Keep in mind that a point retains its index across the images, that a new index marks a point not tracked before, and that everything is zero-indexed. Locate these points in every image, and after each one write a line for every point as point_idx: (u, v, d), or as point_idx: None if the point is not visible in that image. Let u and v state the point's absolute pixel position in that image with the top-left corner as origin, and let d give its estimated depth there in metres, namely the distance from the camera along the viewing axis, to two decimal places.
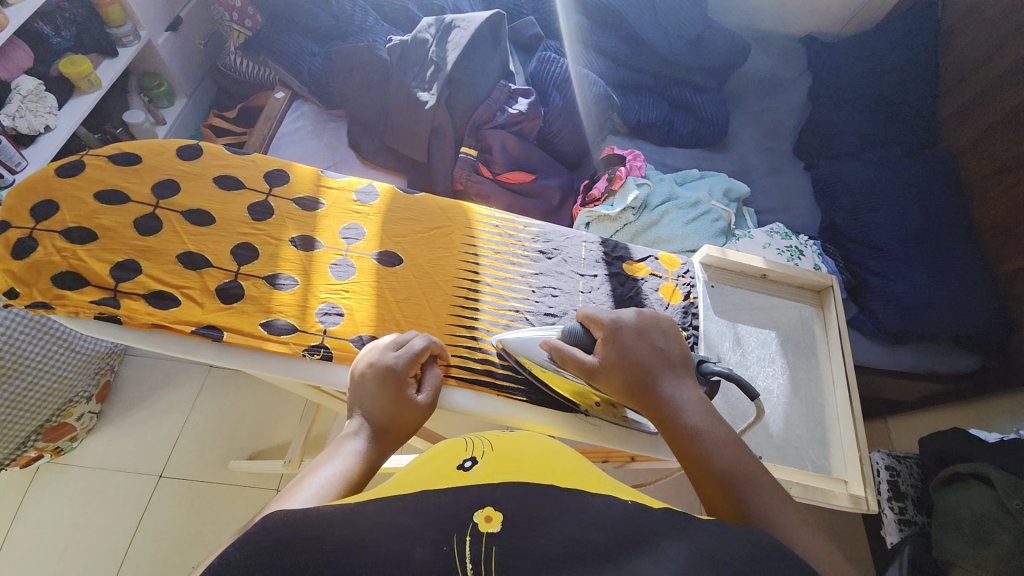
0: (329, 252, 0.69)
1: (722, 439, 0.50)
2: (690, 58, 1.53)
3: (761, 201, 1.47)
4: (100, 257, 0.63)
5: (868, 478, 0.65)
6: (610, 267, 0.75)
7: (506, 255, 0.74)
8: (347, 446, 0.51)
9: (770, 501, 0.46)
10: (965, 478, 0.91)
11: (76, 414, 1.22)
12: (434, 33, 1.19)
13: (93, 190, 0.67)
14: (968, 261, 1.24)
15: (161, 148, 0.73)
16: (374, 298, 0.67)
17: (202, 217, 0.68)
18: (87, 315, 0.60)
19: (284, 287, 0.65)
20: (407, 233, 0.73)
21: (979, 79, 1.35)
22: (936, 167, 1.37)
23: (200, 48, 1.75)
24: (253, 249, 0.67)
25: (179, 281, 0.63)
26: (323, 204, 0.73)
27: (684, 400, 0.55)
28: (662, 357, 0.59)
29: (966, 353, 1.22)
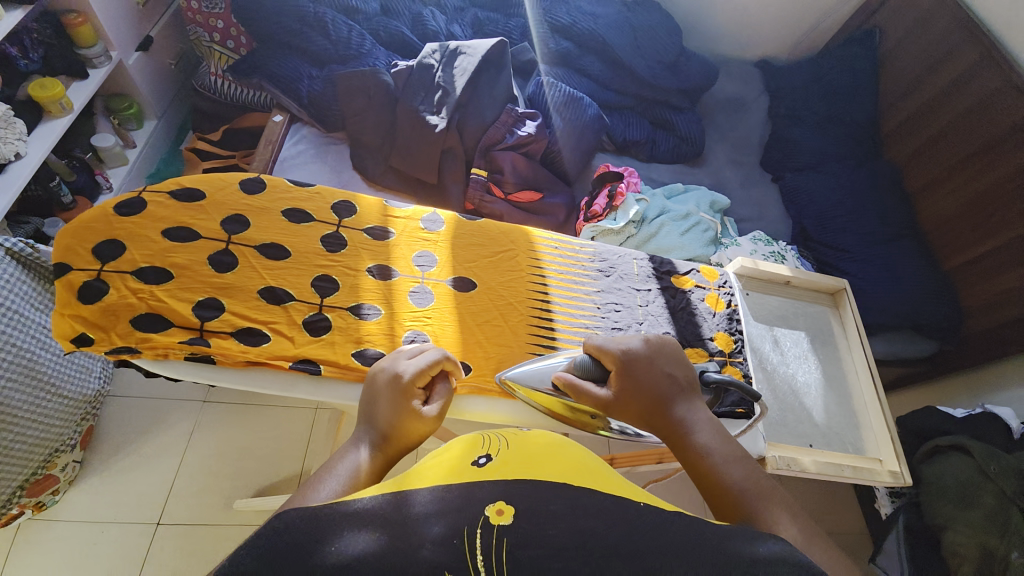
0: (407, 280, 0.73)
1: (731, 456, 0.53)
2: (668, 80, 1.65)
3: (740, 211, 1.60)
4: (181, 296, 0.67)
5: (900, 454, 0.74)
6: (662, 281, 0.81)
7: (569, 274, 0.79)
8: (351, 456, 0.52)
9: (779, 514, 0.48)
10: (945, 450, 1.05)
11: (60, 464, 1.12)
12: (439, 59, 1.23)
13: (161, 229, 0.71)
14: (919, 258, 1.41)
15: (222, 182, 0.76)
16: (455, 322, 0.72)
17: (278, 251, 0.72)
18: (178, 355, 0.64)
19: (370, 317, 0.69)
20: (477, 258, 0.78)
21: (914, 99, 1.55)
22: (885, 177, 1.56)
23: (171, 68, 1.65)
24: (333, 281, 0.71)
25: (265, 316, 0.67)
26: (393, 233, 0.77)
27: (696, 420, 0.58)
28: (674, 383, 0.61)
29: (926, 339, 1.38)
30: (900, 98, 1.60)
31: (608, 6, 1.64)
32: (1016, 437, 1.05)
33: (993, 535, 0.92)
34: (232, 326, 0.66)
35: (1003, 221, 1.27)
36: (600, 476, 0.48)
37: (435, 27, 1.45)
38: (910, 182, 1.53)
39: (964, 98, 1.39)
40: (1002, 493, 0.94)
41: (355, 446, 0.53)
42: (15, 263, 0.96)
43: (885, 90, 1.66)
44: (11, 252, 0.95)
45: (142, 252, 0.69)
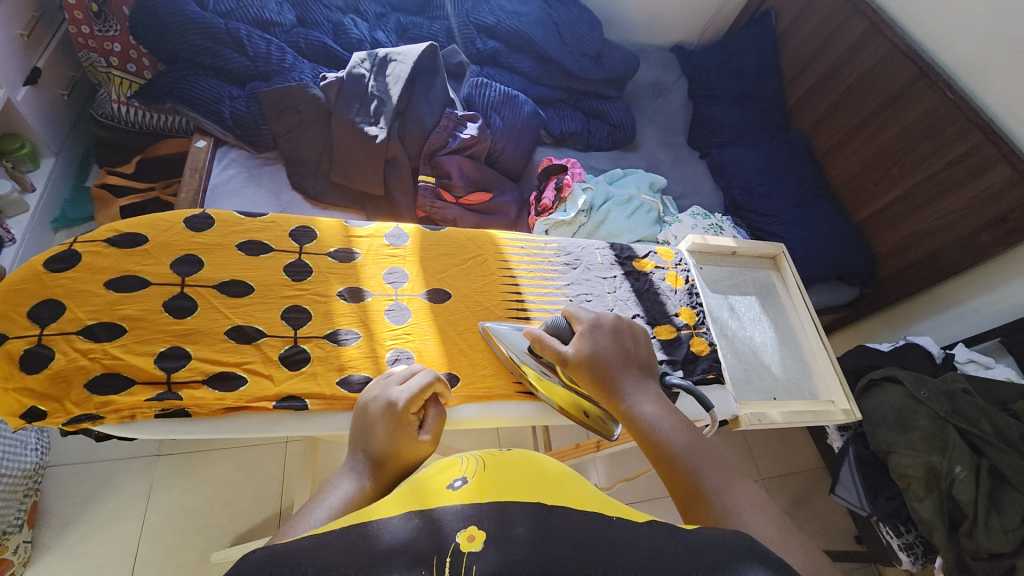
0: (381, 299, 0.72)
1: (676, 425, 0.54)
2: (595, 71, 1.71)
3: (675, 189, 1.70)
4: (141, 350, 0.62)
5: (849, 394, 0.82)
6: (625, 267, 0.85)
7: (538, 271, 0.81)
8: (342, 482, 0.51)
9: (721, 477, 0.49)
10: (879, 383, 1.18)
11: (13, 546, 1.00)
12: (369, 67, 1.20)
13: (104, 280, 0.65)
14: (835, 215, 1.57)
15: (165, 222, 0.71)
16: (436, 335, 0.72)
17: (239, 287, 0.69)
18: (147, 414, 0.60)
19: (349, 342, 0.68)
20: (448, 268, 0.78)
21: (812, 72, 1.71)
22: (796, 144, 1.71)
23: (61, 100, 1.48)
24: (304, 311, 0.69)
25: (238, 357, 0.64)
26: (359, 253, 0.75)
27: (644, 393, 0.59)
28: (627, 359, 0.63)
29: (848, 286, 1.54)
30: (800, 72, 1.77)
31: (530, 3, 1.67)
32: (938, 360, 1.21)
33: (935, 454, 1.04)
34: (203, 373, 0.62)
35: (899, 173, 1.44)
36: (568, 488, 0.50)
37: (358, 35, 1.41)
38: (818, 147, 1.70)
39: (854, 68, 1.56)
40: (936, 414, 1.07)
41: (346, 470, 0.53)
42: None
43: (787, 66, 1.82)
44: None
45: (87, 309, 0.63)
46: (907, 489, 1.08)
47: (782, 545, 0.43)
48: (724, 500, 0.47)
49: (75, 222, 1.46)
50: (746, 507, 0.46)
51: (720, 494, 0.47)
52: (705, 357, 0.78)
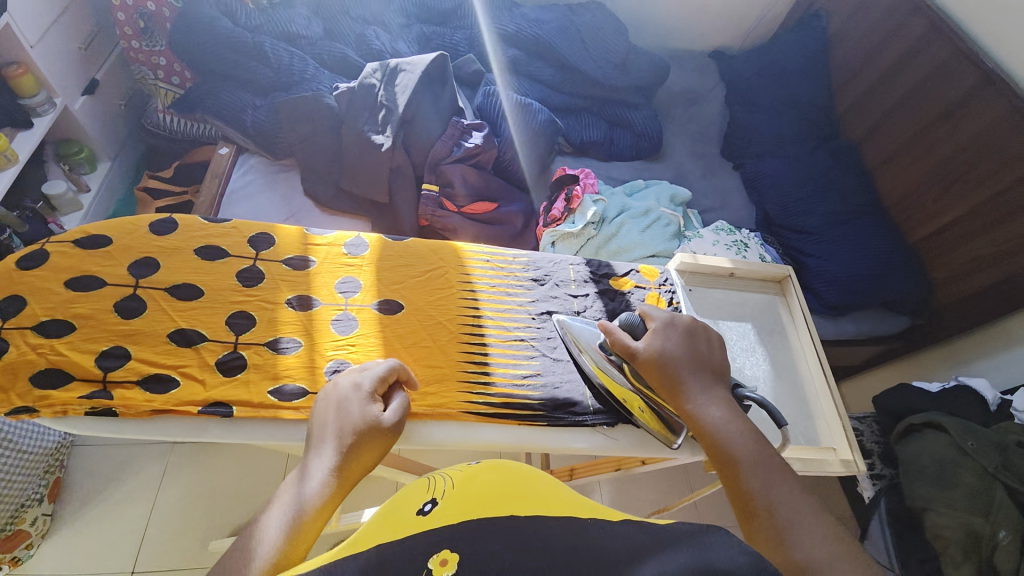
0: (329, 308, 0.71)
1: (744, 432, 0.59)
2: (620, 79, 1.65)
3: (702, 202, 1.59)
4: (84, 347, 0.62)
5: (853, 442, 0.73)
6: (600, 285, 0.81)
7: (501, 287, 0.78)
8: (303, 478, 0.53)
9: (784, 489, 0.54)
10: (920, 429, 1.04)
11: (30, 519, 1.10)
12: (381, 77, 1.22)
13: (63, 278, 0.66)
14: (884, 234, 1.40)
15: (131, 224, 0.72)
16: (382, 347, 0.70)
17: (189, 290, 0.69)
18: (78, 412, 0.59)
19: (289, 351, 0.66)
20: (404, 279, 0.76)
21: (865, 78, 1.56)
22: (844, 155, 1.55)
23: (120, 109, 1.65)
24: (249, 317, 0.68)
25: (175, 360, 0.63)
26: (314, 261, 0.74)
27: (710, 398, 0.63)
28: (695, 360, 0.66)
29: (897, 315, 1.38)
30: (850, 78, 1.61)
31: (554, 11, 1.64)
32: (993, 407, 1.03)
33: (978, 514, 0.91)
34: (139, 374, 0.62)
35: (962, 190, 1.26)
36: (541, 499, 0.50)
37: (379, 46, 1.44)
38: (867, 160, 1.54)
39: (912, 73, 1.40)
40: (984, 470, 0.92)
41: (311, 460, 0.55)
42: None
43: (836, 71, 1.67)
44: None
45: (42, 305, 0.64)
46: (944, 553, 0.95)
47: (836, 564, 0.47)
48: (784, 514, 0.52)
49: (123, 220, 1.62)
50: (803, 522, 0.51)
51: (779, 505, 0.52)
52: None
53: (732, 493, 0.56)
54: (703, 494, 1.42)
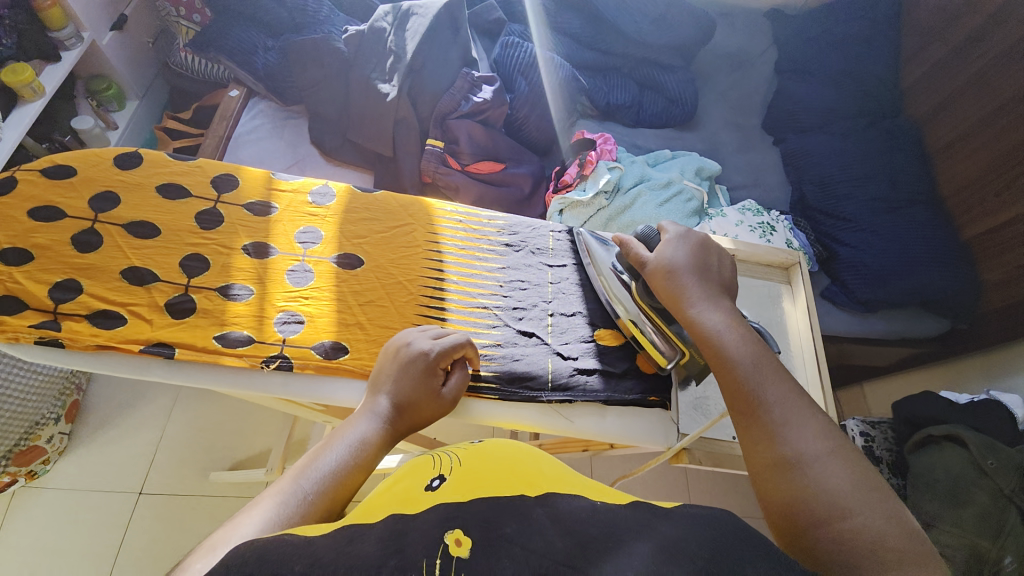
0: (285, 258, 0.69)
1: (741, 339, 0.57)
2: (656, 36, 1.51)
3: (732, 178, 1.47)
4: (39, 278, 0.63)
5: None
6: (578, 257, 0.78)
7: (470, 250, 0.75)
8: (354, 432, 0.53)
9: (779, 396, 0.52)
10: (938, 441, 0.95)
11: (45, 436, 1.20)
12: (391, 22, 1.16)
13: (27, 208, 0.67)
14: (934, 228, 1.25)
15: (96, 157, 0.72)
16: (335, 302, 0.68)
17: (146, 229, 0.68)
18: (28, 340, 0.60)
19: (239, 298, 0.66)
20: (368, 234, 0.73)
21: (940, 45, 1.35)
22: (902, 136, 1.38)
23: (149, 47, 1.70)
24: (203, 260, 0.67)
25: (125, 298, 0.63)
26: (276, 208, 0.73)
27: (715, 305, 0.61)
28: (706, 271, 0.64)
29: (936, 318, 1.25)
30: (923, 45, 1.41)
31: None
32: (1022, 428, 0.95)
33: (985, 538, 0.85)
34: (88, 309, 0.62)
35: None
36: (550, 478, 0.49)
37: None
38: (929, 142, 1.36)
39: (994, 42, 1.21)
40: (999, 491, 0.86)
41: (365, 415, 0.56)
42: None
43: (908, 37, 1.46)
44: None
45: (5, 233, 0.65)
46: None
47: (836, 459, 0.47)
48: (782, 416, 0.51)
49: None
50: (805, 423, 0.50)
51: (777, 408, 0.51)
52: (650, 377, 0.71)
53: (730, 395, 0.55)
54: (698, 481, 1.37)
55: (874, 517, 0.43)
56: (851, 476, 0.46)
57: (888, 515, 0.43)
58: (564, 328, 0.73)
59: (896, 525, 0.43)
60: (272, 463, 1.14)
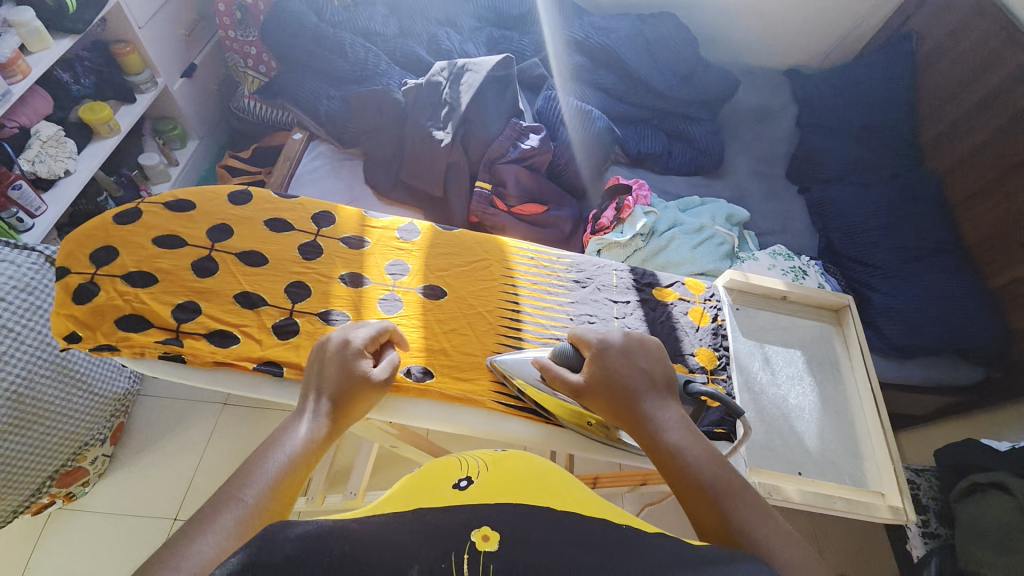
0: (377, 287, 0.75)
1: (705, 457, 0.55)
2: (685, 92, 1.62)
3: (760, 224, 1.53)
4: (164, 299, 0.69)
5: (906, 489, 0.67)
6: (642, 293, 0.79)
7: (542, 285, 0.79)
8: (296, 434, 0.55)
9: (745, 511, 0.50)
10: (985, 488, 0.95)
11: (90, 457, 1.22)
12: (447, 76, 1.26)
13: (152, 236, 0.74)
14: (960, 276, 1.29)
15: (211, 193, 0.80)
16: (422, 329, 0.73)
17: (256, 258, 0.74)
18: (152, 355, 0.65)
19: (338, 323, 0.70)
20: (450, 267, 0.79)
21: (956, 105, 1.44)
22: (924, 189, 1.44)
23: (212, 92, 1.84)
24: (306, 287, 0.73)
25: (238, 319, 0.68)
26: (368, 242, 0.79)
27: (671, 421, 0.59)
28: (647, 379, 0.62)
29: (971, 365, 1.25)
30: (938, 106, 1.50)
31: (623, 20, 1.65)
32: None
33: None
34: (206, 328, 0.67)
35: None
36: (576, 497, 0.51)
37: (448, 48, 1.51)
38: (950, 194, 1.42)
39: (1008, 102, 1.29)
40: None
41: (301, 419, 0.57)
42: (54, 267, 1.07)
43: (923, 97, 1.55)
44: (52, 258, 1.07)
45: (132, 258, 0.71)
46: None
47: None
48: (757, 542, 0.47)
49: None
50: (779, 550, 0.47)
51: (755, 537, 0.48)
52: (717, 408, 0.68)
53: (701, 528, 0.50)
54: None
55: None
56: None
57: None
58: None
59: None
60: (314, 490, 1.11)
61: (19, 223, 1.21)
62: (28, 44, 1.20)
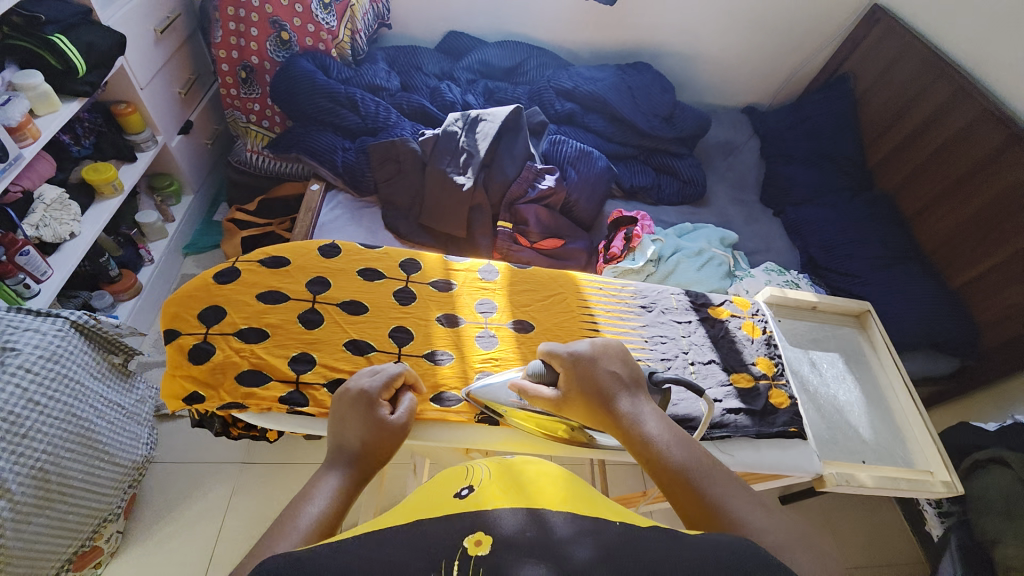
0: (472, 325, 0.82)
1: (675, 441, 0.59)
2: (667, 131, 1.79)
3: (747, 244, 1.68)
4: (279, 353, 0.74)
5: (949, 464, 0.77)
6: (700, 313, 0.87)
7: (615, 311, 0.85)
8: (327, 485, 0.56)
9: (719, 487, 0.54)
10: (985, 465, 1.08)
11: (104, 535, 1.13)
12: (462, 126, 1.35)
13: (254, 293, 0.79)
14: (926, 279, 1.47)
15: (302, 248, 0.86)
16: (517, 361, 0.80)
17: (357, 307, 0.81)
18: (279, 407, 0.71)
19: (444, 362, 0.78)
20: (530, 302, 0.86)
21: (896, 133, 1.67)
22: (881, 205, 1.65)
23: (205, 147, 1.84)
24: (408, 331, 0.80)
25: (353, 367, 0.75)
26: (455, 284, 0.86)
27: (642, 414, 0.63)
28: (618, 379, 0.67)
29: (947, 357, 1.41)
30: (881, 133, 1.74)
31: (605, 70, 1.81)
32: None
33: None
34: (325, 377, 0.73)
35: (998, 240, 1.35)
36: (579, 493, 0.52)
37: (451, 99, 1.60)
38: (903, 208, 1.63)
39: (942, 129, 1.52)
40: None
41: (330, 471, 0.58)
42: (78, 334, 1.05)
43: (867, 127, 1.79)
44: (77, 324, 1.05)
45: (240, 315, 0.77)
46: None
47: (787, 550, 0.48)
48: (729, 514, 0.51)
49: (204, 248, 1.75)
50: (750, 517, 0.51)
51: (728, 509, 0.52)
52: (786, 410, 0.76)
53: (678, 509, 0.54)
54: None
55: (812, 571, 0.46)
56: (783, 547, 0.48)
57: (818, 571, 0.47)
58: (705, 373, 0.79)
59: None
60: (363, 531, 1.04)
61: (26, 290, 1.17)
62: (36, 109, 1.17)
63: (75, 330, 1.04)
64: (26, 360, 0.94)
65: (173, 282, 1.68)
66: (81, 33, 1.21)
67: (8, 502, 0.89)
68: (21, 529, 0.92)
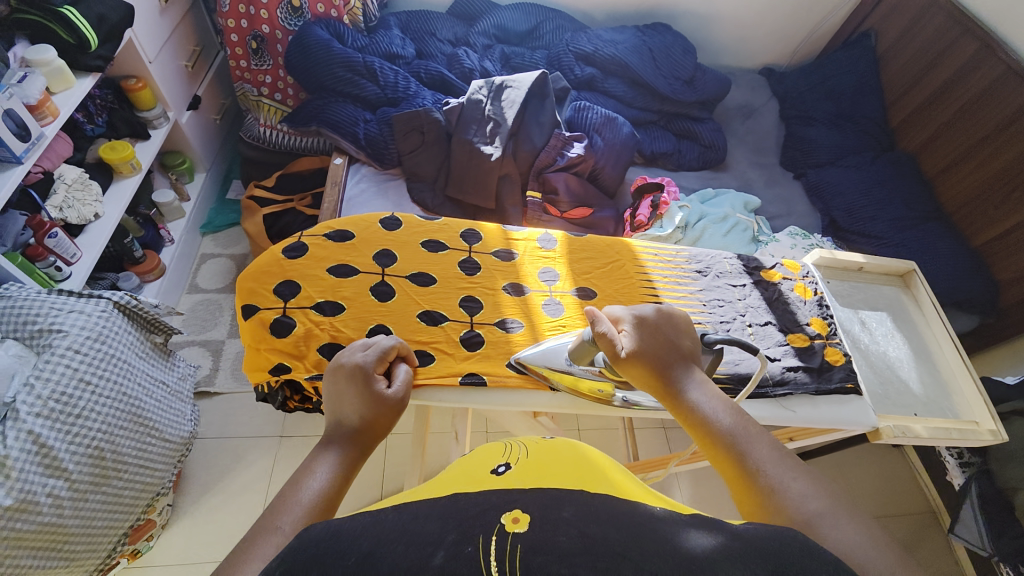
0: (537, 293, 0.84)
1: (722, 409, 0.58)
2: (687, 95, 1.75)
3: (769, 209, 1.67)
4: (355, 325, 0.78)
5: (993, 413, 0.82)
6: (753, 276, 0.89)
7: (673, 276, 0.88)
8: (327, 461, 0.54)
9: (764, 454, 0.54)
10: (1008, 417, 1.14)
11: (158, 508, 1.17)
12: (487, 94, 1.33)
13: (325, 268, 0.83)
14: (949, 238, 1.48)
15: (365, 222, 0.89)
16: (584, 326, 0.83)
17: (425, 279, 0.84)
18: None
19: (515, 330, 0.80)
20: (590, 269, 0.88)
21: (920, 91, 1.65)
22: (903, 166, 1.64)
23: (214, 122, 1.79)
24: (477, 300, 0.83)
25: (429, 336, 0.78)
26: (516, 254, 0.88)
27: (691, 381, 0.61)
28: (672, 348, 0.64)
29: (967, 314, 1.44)
30: (904, 93, 1.71)
31: (624, 32, 1.76)
32: None
33: None
34: None
35: (1021, 198, 1.35)
36: (604, 473, 0.52)
37: (470, 66, 1.55)
38: (925, 169, 1.63)
39: (968, 85, 1.50)
40: None
41: (333, 444, 0.56)
42: (121, 314, 1.06)
43: (889, 86, 1.77)
44: (119, 304, 1.07)
45: (315, 288, 0.80)
46: None
47: (829, 514, 0.48)
48: (769, 479, 0.52)
49: (220, 227, 1.73)
50: (792, 483, 0.51)
51: (771, 476, 0.52)
52: (841, 366, 0.80)
53: (723, 471, 0.55)
54: None
55: (851, 534, 0.46)
56: (827, 510, 0.48)
57: (862, 535, 0.46)
58: (763, 334, 0.82)
59: (879, 542, 0.46)
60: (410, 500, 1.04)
61: (58, 272, 1.16)
62: (51, 85, 1.13)
63: (118, 310, 1.06)
64: (74, 341, 0.96)
65: (194, 262, 1.67)
66: (88, 3, 1.15)
67: (65, 482, 0.91)
68: (79, 507, 0.94)
